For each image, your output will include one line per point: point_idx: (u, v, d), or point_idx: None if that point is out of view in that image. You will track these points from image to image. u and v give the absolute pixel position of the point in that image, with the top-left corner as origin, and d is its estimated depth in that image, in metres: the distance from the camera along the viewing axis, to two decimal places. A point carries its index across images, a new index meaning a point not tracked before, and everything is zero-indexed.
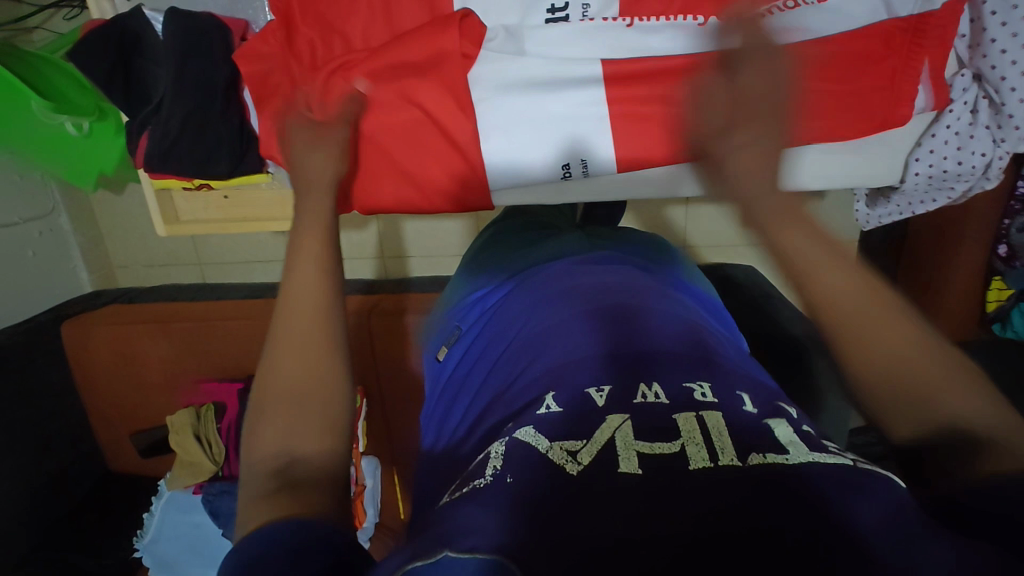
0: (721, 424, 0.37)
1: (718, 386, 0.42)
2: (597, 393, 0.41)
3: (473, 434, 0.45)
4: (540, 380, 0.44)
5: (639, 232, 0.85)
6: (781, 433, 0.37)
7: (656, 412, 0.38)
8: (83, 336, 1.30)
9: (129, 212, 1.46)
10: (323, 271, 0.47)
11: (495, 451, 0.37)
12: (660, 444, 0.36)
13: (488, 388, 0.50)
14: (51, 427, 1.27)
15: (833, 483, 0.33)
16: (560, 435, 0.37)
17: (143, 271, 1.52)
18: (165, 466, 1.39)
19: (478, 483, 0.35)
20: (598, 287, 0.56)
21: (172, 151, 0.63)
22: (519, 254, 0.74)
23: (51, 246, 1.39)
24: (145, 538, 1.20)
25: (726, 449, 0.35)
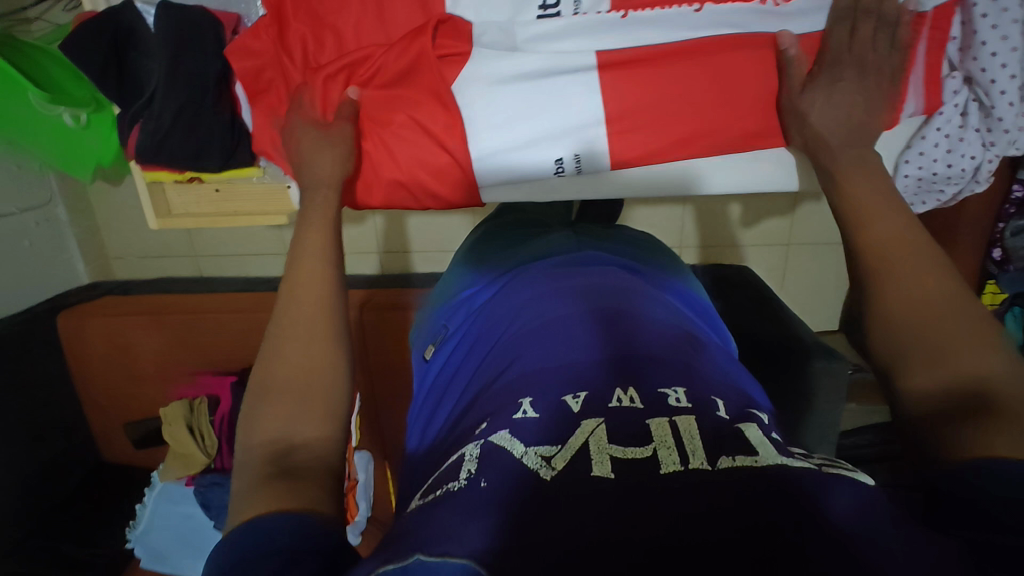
0: (694, 427, 0.37)
1: (694, 391, 0.42)
2: (574, 399, 0.40)
3: (453, 437, 0.45)
4: (518, 383, 0.44)
5: (631, 231, 0.85)
6: (752, 434, 0.37)
7: (630, 418, 0.38)
8: (78, 327, 1.30)
9: (125, 204, 1.45)
10: (320, 268, 0.49)
11: (469, 455, 0.37)
12: (633, 449, 0.36)
13: (469, 391, 0.50)
14: (44, 417, 1.27)
15: (801, 483, 0.33)
16: (536, 440, 0.37)
17: (139, 262, 1.52)
18: (158, 457, 1.40)
19: (451, 487, 0.35)
20: (581, 289, 0.56)
21: (164, 144, 0.63)
22: (506, 254, 0.74)
23: (47, 237, 1.39)
24: (137, 529, 1.21)
25: (697, 452, 0.35)
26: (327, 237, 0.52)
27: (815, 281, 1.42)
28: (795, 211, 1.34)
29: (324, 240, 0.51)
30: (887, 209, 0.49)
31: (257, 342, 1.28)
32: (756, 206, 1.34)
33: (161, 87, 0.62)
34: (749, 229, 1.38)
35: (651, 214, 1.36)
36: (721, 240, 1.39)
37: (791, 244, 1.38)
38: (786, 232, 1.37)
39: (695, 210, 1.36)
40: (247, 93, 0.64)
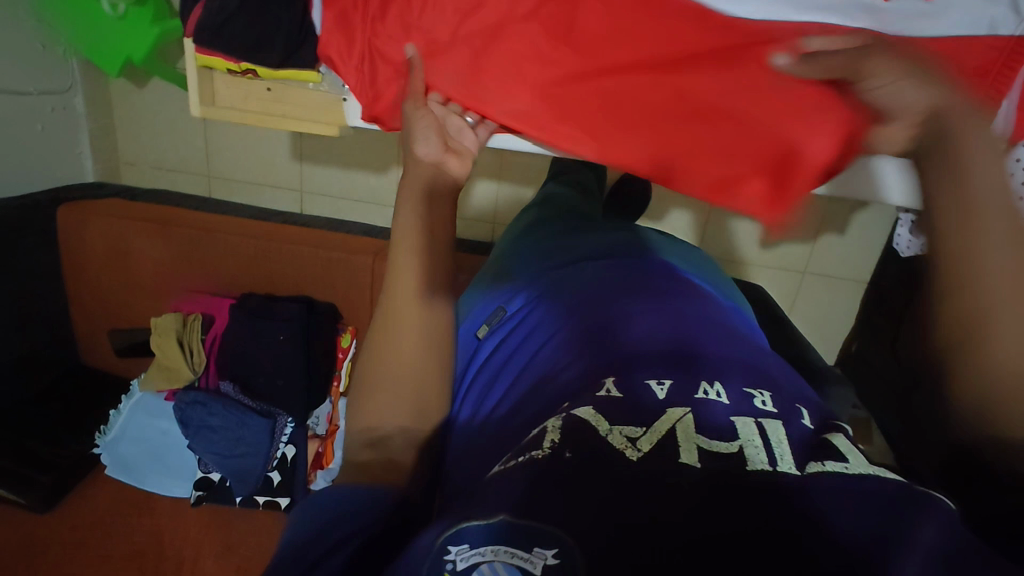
0: (782, 434, 0.36)
1: (777, 397, 0.42)
2: (658, 386, 0.41)
3: (522, 410, 0.45)
4: (595, 366, 0.46)
5: (689, 246, 0.87)
6: (840, 444, 0.36)
7: (717, 413, 0.38)
8: (80, 224, 1.25)
9: (145, 108, 1.41)
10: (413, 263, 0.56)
11: (551, 426, 0.37)
12: (719, 443, 0.35)
13: (535, 362, 0.51)
14: (28, 309, 1.23)
15: (889, 499, 0.30)
16: (621, 421, 0.37)
17: (150, 171, 1.48)
18: (139, 370, 1.36)
19: (534, 454, 0.35)
20: (645, 292, 0.57)
21: (226, 27, 0.61)
22: (558, 245, 0.76)
23: (60, 126, 1.34)
24: (107, 435, 1.19)
25: (785, 456, 0.34)
26: (423, 230, 0.57)
27: (822, 313, 1.42)
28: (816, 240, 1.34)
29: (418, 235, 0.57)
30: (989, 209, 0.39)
31: (261, 271, 1.25)
32: (780, 228, 1.34)
33: None
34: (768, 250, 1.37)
35: (675, 216, 1.35)
36: (744, 255, 1.38)
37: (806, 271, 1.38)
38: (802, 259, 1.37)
39: (720, 221, 1.35)
40: None
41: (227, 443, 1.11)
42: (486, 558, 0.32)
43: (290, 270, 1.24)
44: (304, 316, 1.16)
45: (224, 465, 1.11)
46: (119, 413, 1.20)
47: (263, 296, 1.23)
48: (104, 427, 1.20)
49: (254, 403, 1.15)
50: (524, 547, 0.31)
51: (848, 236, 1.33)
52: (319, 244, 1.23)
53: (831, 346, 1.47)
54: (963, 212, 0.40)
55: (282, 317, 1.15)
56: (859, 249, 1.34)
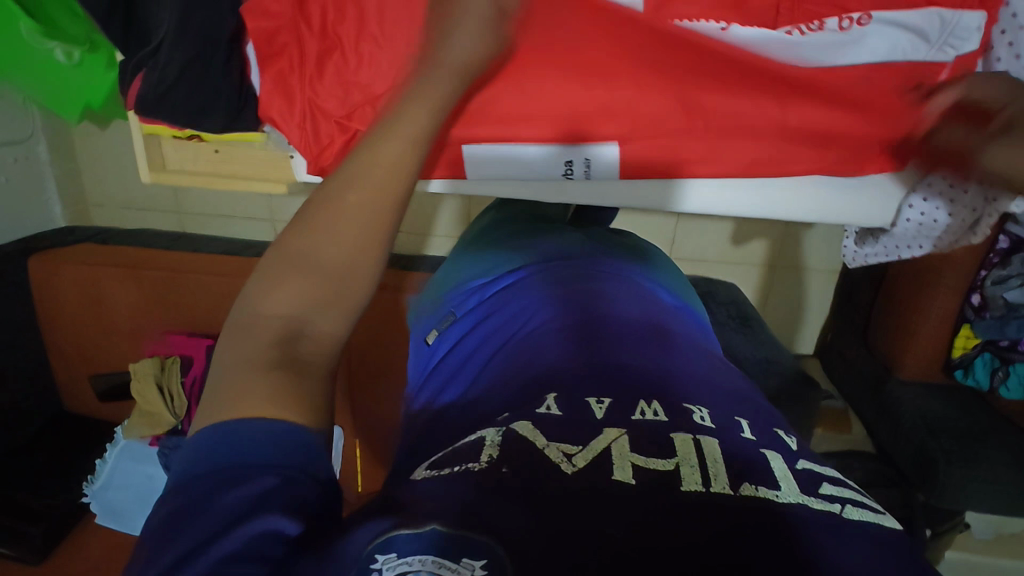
0: (717, 450, 0.36)
1: (718, 412, 0.41)
2: (597, 404, 0.40)
3: (465, 418, 0.46)
4: (539, 379, 0.45)
5: (652, 251, 0.86)
6: (776, 466, 0.35)
7: (655, 431, 0.38)
8: (52, 272, 1.25)
9: (109, 149, 1.40)
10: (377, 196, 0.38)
11: (490, 440, 0.38)
12: (656, 460, 0.35)
13: (483, 378, 0.51)
14: (7, 361, 1.23)
15: (814, 526, 0.31)
16: (558, 437, 0.37)
17: (120, 211, 1.48)
18: (124, 412, 1.37)
19: (471, 466, 0.35)
20: (599, 296, 0.58)
21: (167, 97, 0.61)
22: (518, 242, 0.78)
23: (26, 174, 1.34)
24: (95, 484, 1.20)
25: (719, 476, 0.34)
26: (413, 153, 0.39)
27: (798, 308, 1.44)
28: (784, 236, 1.36)
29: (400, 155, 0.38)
30: None
31: (235, 308, 1.26)
32: (747, 226, 1.36)
33: (170, 37, 0.59)
34: (738, 249, 1.38)
35: (643, 222, 1.36)
36: (716, 255, 1.39)
37: (777, 267, 1.39)
38: (773, 254, 1.38)
39: (688, 223, 1.36)
40: (260, 56, 0.61)
41: None
42: (414, 569, 0.28)
43: None
44: None
45: None
46: (105, 461, 1.21)
47: None
48: (92, 476, 1.21)
49: None
50: (452, 558, 0.29)
51: (815, 230, 1.34)
52: None
53: (807, 338, 1.49)
54: None
55: None
56: (824, 243, 1.35)
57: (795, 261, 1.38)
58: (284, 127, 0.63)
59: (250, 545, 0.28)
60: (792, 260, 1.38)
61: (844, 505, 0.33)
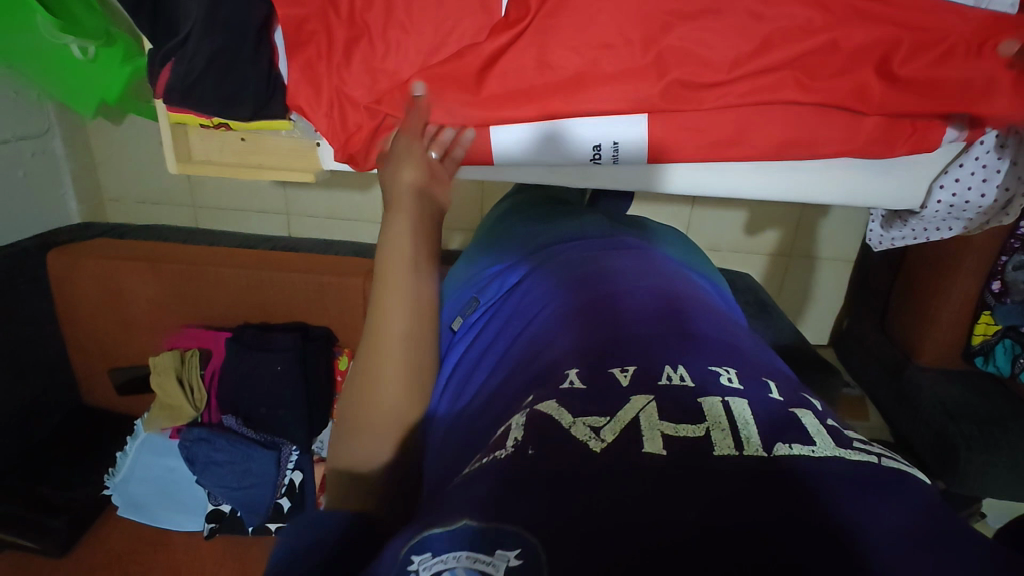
0: (748, 413, 0.36)
1: (744, 374, 0.42)
2: (621, 373, 0.41)
3: (494, 403, 0.46)
4: (565, 357, 0.45)
5: (664, 227, 0.86)
6: (808, 423, 0.36)
7: (683, 396, 0.38)
8: (70, 267, 1.26)
9: (124, 144, 1.41)
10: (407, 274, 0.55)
11: (516, 423, 0.38)
12: (685, 427, 0.35)
13: (507, 362, 0.51)
14: (27, 355, 1.24)
15: (856, 482, 0.30)
16: (583, 412, 0.37)
17: (135, 207, 1.49)
18: (142, 406, 1.38)
19: (497, 454, 0.35)
20: (623, 275, 0.57)
21: (194, 88, 0.61)
22: (539, 226, 0.77)
23: (42, 170, 1.35)
24: (116, 477, 1.20)
25: (752, 440, 0.33)
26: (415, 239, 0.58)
27: (813, 296, 1.44)
28: (799, 224, 1.35)
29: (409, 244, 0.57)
30: None
31: (254, 300, 1.27)
32: (763, 214, 1.35)
33: (197, 28, 0.58)
34: (754, 237, 1.38)
35: (657, 212, 1.36)
36: (733, 244, 1.39)
37: (792, 255, 1.39)
38: (788, 243, 1.38)
39: (703, 213, 1.36)
40: (287, 42, 0.61)
41: (234, 476, 1.14)
42: (449, 565, 0.31)
43: (282, 298, 1.25)
44: (299, 345, 1.19)
45: (234, 498, 1.14)
46: (126, 454, 1.22)
47: (256, 327, 1.25)
48: (113, 470, 1.22)
49: (256, 435, 1.18)
50: (484, 552, 0.30)
51: (831, 218, 1.33)
52: (308, 269, 1.24)
53: (822, 325, 1.49)
54: None
55: (277, 348, 1.18)
56: (842, 229, 1.34)
57: (810, 249, 1.38)
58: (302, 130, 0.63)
59: None
60: (808, 248, 1.37)
61: (880, 455, 0.34)
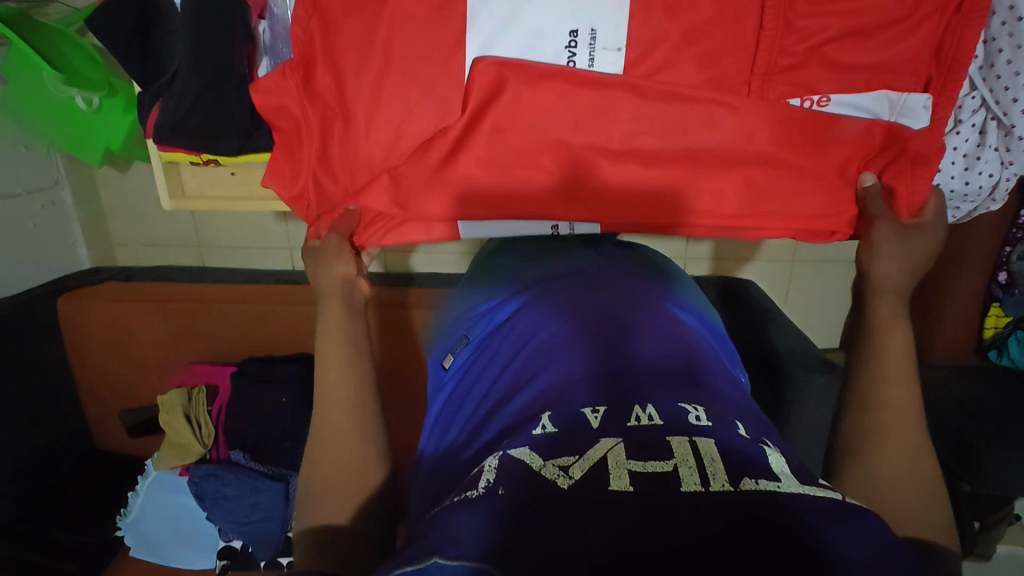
0: (715, 450, 0.36)
1: (714, 411, 0.42)
2: (593, 414, 0.41)
3: (474, 441, 0.47)
4: (546, 395, 0.45)
5: (668, 263, 0.86)
6: (774, 463, 0.37)
7: (653, 435, 0.38)
8: (79, 311, 1.29)
9: (132, 191, 1.46)
10: (336, 340, 0.59)
11: (488, 467, 0.37)
12: (654, 462, 0.36)
13: (489, 400, 0.51)
14: (40, 402, 1.27)
15: (821, 515, 0.32)
16: (553, 454, 0.37)
17: (142, 251, 1.52)
18: (153, 447, 1.40)
19: (469, 495, 0.35)
20: (601, 306, 0.57)
21: (183, 124, 0.64)
22: (530, 260, 0.79)
23: (52, 220, 1.40)
24: (128, 518, 1.22)
25: (718, 475, 0.34)
26: (342, 313, 0.61)
27: (819, 299, 1.42)
28: None
29: (338, 317, 0.61)
30: (902, 365, 0.52)
31: (259, 334, 1.28)
32: None
33: (183, 65, 0.62)
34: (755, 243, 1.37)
35: None
36: (734, 252, 1.38)
37: (796, 260, 1.37)
38: (791, 248, 1.36)
39: None
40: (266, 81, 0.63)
41: (243, 510, 1.14)
42: None
43: (287, 331, 1.27)
44: (304, 376, 1.19)
45: (244, 532, 1.15)
46: (137, 494, 1.23)
47: (261, 360, 1.26)
48: (125, 511, 1.24)
49: (264, 467, 1.18)
50: None
51: None
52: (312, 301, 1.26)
53: (831, 328, 1.46)
54: (869, 353, 0.54)
55: (282, 379, 1.19)
56: None
57: (814, 252, 1.36)
58: (272, 187, 0.67)
59: None
60: (811, 251, 1.36)
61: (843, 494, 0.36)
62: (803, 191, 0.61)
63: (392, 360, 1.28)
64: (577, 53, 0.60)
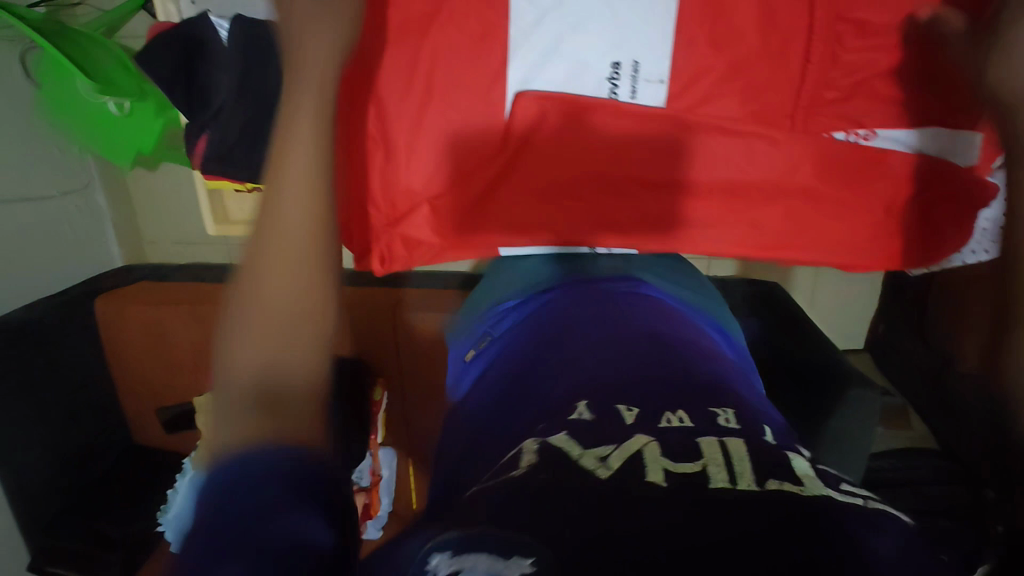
0: (743, 450, 0.38)
1: (741, 415, 0.44)
2: (626, 411, 0.44)
3: (507, 421, 0.49)
4: (580, 388, 0.48)
5: (693, 269, 0.87)
6: (799, 466, 0.38)
7: (683, 437, 0.40)
8: (116, 313, 1.33)
9: (160, 190, 1.48)
10: (300, 204, 0.43)
11: (528, 449, 0.40)
12: (683, 463, 0.37)
13: (521, 388, 0.53)
14: (80, 400, 1.32)
15: (843, 515, 0.33)
16: (593, 444, 0.40)
17: (170, 248, 1.54)
18: (187, 442, 1.44)
19: (513, 472, 0.38)
20: (627, 320, 0.60)
21: (228, 155, 0.65)
22: (551, 264, 0.81)
23: (85, 219, 1.43)
24: (166, 512, 1.27)
25: (745, 474, 0.36)
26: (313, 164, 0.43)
27: (846, 302, 1.40)
28: None
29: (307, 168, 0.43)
30: None
31: None
32: None
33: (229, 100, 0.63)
34: None
35: None
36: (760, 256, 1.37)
37: None
38: None
39: None
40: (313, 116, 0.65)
41: None
42: (469, 564, 0.32)
43: None
44: None
45: None
46: (175, 490, 1.28)
47: None
48: (164, 505, 1.29)
49: None
50: (503, 554, 0.31)
51: None
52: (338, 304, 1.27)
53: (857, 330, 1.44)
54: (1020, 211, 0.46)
55: None
56: None
57: None
58: None
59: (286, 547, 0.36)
60: None
61: (866, 499, 0.37)
62: (832, 217, 0.64)
63: (418, 361, 1.28)
64: (620, 85, 0.60)
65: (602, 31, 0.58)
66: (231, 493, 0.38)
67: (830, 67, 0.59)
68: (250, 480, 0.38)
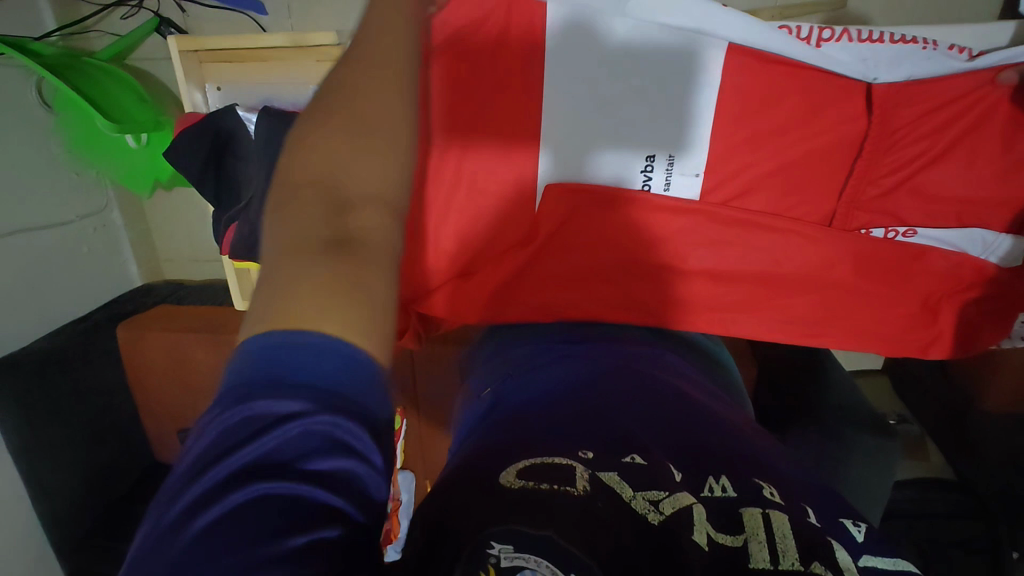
0: (787, 526, 0.35)
1: (787, 495, 0.39)
2: (676, 467, 0.40)
3: (530, 436, 0.45)
4: (617, 435, 0.44)
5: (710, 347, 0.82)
6: (842, 557, 0.34)
7: (726, 507, 0.37)
8: (135, 339, 1.33)
9: (176, 208, 1.51)
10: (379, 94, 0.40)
11: (580, 470, 0.38)
12: (724, 534, 0.35)
13: (543, 413, 0.49)
14: (104, 423, 1.34)
15: None
16: (642, 485, 0.38)
17: (188, 264, 1.58)
18: None
19: (567, 488, 0.36)
20: (651, 376, 0.55)
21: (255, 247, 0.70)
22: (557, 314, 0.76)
23: (104, 241, 1.44)
24: None
25: (788, 553, 0.33)
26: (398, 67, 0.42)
27: None
28: None
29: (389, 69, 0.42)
30: None
31: None
32: None
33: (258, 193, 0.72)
34: None
35: None
36: None
37: None
38: None
39: None
40: None
41: None
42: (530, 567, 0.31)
43: None
44: None
45: None
46: None
47: None
48: None
49: None
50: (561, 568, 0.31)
51: None
52: None
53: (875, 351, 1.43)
54: None
55: None
56: None
57: None
58: None
59: (280, 507, 0.28)
60: None
61: None
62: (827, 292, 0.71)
63: None
64: (654, 177, 0.70)
65: (646, 133, 0.69)
66: (253, 417, 0.30)
67: (841, 163, 0.69)
68: (283, 405, 0.30)
